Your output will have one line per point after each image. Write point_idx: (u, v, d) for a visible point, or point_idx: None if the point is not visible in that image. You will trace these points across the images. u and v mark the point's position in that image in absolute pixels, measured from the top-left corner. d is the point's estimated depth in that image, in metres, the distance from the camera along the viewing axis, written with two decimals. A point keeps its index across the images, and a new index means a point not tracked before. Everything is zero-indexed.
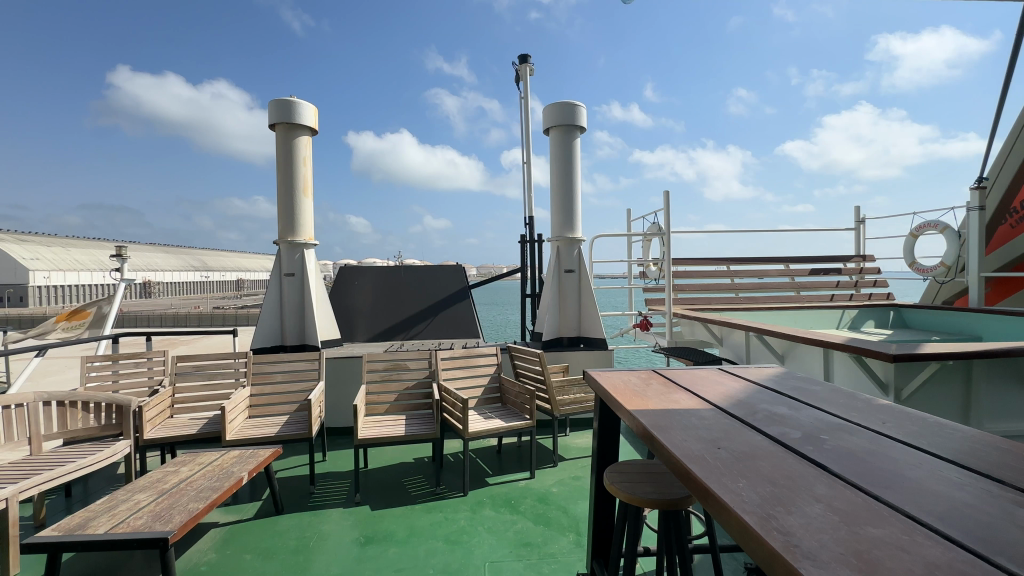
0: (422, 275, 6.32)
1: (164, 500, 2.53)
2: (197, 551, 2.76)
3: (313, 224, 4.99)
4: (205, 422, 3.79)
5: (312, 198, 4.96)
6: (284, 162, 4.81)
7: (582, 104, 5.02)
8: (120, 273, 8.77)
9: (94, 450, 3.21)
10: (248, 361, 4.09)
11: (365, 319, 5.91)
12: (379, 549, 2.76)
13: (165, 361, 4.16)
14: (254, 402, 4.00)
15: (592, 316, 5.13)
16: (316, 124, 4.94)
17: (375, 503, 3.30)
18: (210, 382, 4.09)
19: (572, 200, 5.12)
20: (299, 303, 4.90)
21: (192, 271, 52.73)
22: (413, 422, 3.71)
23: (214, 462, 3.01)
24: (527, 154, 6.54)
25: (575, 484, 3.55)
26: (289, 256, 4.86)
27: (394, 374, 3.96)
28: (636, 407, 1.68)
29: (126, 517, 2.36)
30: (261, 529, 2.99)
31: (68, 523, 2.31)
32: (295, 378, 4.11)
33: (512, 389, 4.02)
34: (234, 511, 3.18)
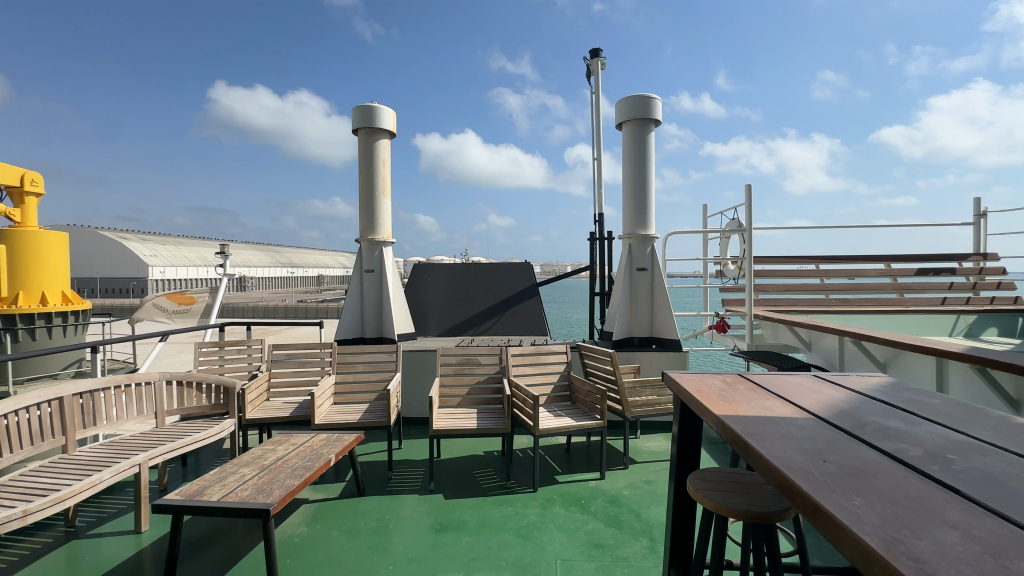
0: (492, 273, 6.45)
1: (265, 475, 2.79)
2: (292, 522, 3.02)
3: (390, 223, 5.24)
4: (297, 406, 4.12)
5: (390, 198, 5.21)
6: (366, 164, 5.09)
7: (657, 96, 4.84)
8: (224, 268, 9.71)
9: (207, 426, 3.61)
10: (334, 351, 4.38)
11: (438, 314, 6.12)
12: (452, 537, 2.85)
13: (263, 348, 4.56)
14: (338, 389, 4.28)
15: (665, 316, 4.94)
16: (395, 127, 5.18)
17: (448, 492, 3.42)
18: (301, 369, 4.44)
19: (645, 196, 4.97)
20: (377, 298, 5.17)
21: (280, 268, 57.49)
22: (484, 416, 3.80)
23: (306, 443, 3.26)
24: (597, 152, 6.43)
25: (647, 489, 3.45)
26: (369, 253, 5.15)
27: (466, 369, 4.07)
28: (724, 412, 1.60)
29: (234, 488, 2.62)
30: (346, 508, 3.20)
31: (189, 488, 2.61)
32: (374, 369, 4.36)
33: (583, 388, 3.99)
34: (322, 489, 3.43)
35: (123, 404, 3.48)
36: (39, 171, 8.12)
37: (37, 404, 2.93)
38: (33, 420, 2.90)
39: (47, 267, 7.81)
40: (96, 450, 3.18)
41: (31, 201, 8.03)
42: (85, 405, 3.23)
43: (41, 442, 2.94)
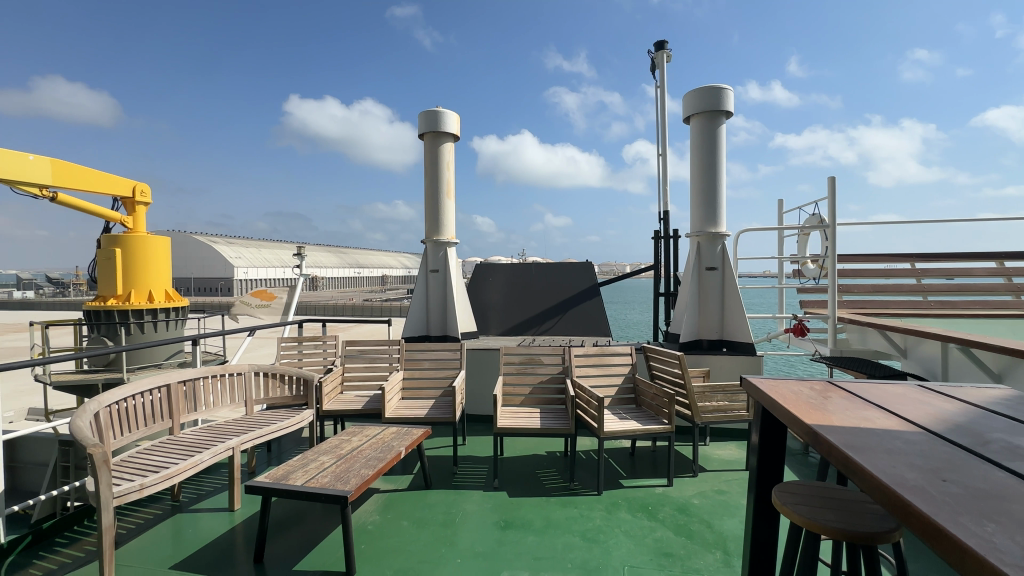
0: (552, 273, 6.39)
1: (343, 463, 2.95)
2: (365, 510, 3.17)
3: (454, 224, 5.37)
4: (368, 400, 4.33)
5: (454, 199, 5.34)
6: (431, 167, 5.25)
7: (729, 86, 4.60)
8: (300, 268, 10.38)
9: (289, 415, 3.88)
10: (402, 348, 4.55)
11: (499, 314, 6.20)
12: (517, 535, 2.87)
13: (336, 344, 4.83)
14: (406, 385, 4.45)
15: (737, 317, 4.69)
16: (459, 130, 5.30)
17: (512, 490, 3.44)
18: (371, 365, 4.65)
19: (715, 192, 4.74)
20: (442, 297, 5.32)
21: (348, 269, 60.73)
22: (547, 416, 3.79)
23: (378, 436, 3.41)
24: (661, 147, 6.22)
25: (719, 499, 3.29)
26: (434, 254, 5.31)
27: (529, 368, 4.09)
28: (815, 421, 1.49)
29: (315, 474, 2.80)
30: (414, 500, 3.31)
31: (276, 472, 2.81)
32: (440, 366, 4.48)
33: (648, 391, 3.87)
34: (392, 480, 3.58)
35: (218, 392, 3.82)
36: (147, 182, 9.10)
37: (150, 390, 3.30)
38: (146, 403, 3.26)
39: (152, 268, 8.76)
40: (197, 433, 3.52)
41: (140, 209, 9.02)
42: (188, 392, 3.59)
43: (153, 423, 3.30)
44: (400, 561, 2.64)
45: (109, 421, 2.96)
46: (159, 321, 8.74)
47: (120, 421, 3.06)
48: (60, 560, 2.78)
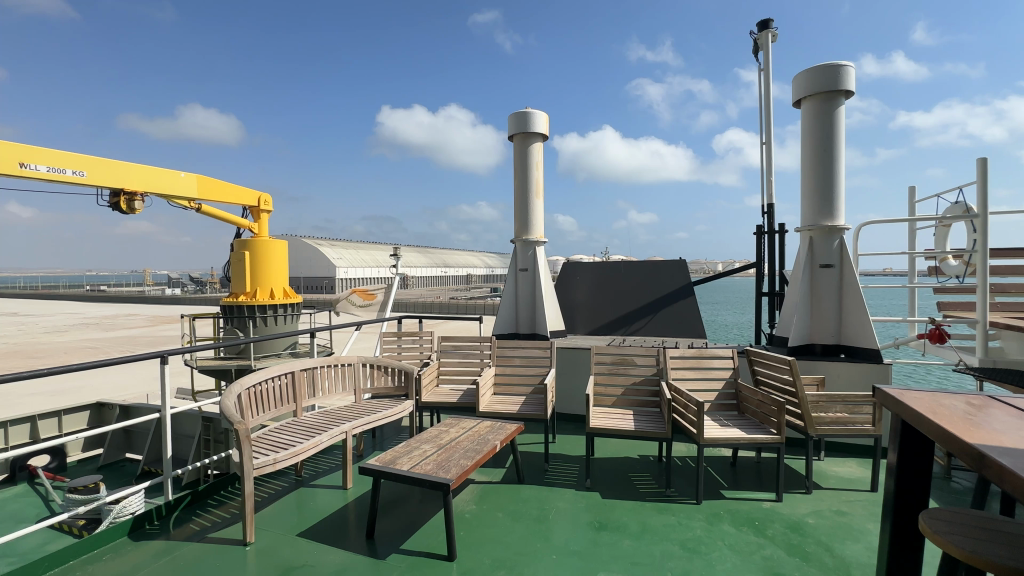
0: (643, 271, 6.11)
1: (443, 452, 3.11)
2: (463, 499, 3.31)
3: (543, 223, 5.41)
4: (462, 394, 4.52)
5: (542, 198, 5.39)
6: (521, 167, 5.34)
7: (850, 62, 4.12)
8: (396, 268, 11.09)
9: (392, 405, 4.16)
10: (493, 345, 4.68)
11: (587, 313, 6.15)
12: (613, 538, 2.83)
13: (432, 339, 5.08)
14: (497, 381, 4.57)
15: (858, 320, 4.20)
16: (548, 130, 5.34)
17: (605, 492, 3.40)
18: (464, 360, 4.84)
19: (831, 181, 4.28)
20: (531, 296, 5.40)
21: (436, 269, 63.73)
22: (641, 418, 3.68)
23: (474, 428, 3.54)
24: (765, 135, 5.75)
25: (838, 520, 2.97)
26: (523, 253, 5.40)
27: (621, 369, 4.00)
28: (977, 440, 1.29)
29: (419, 461, 2.98)
30: (508, 493, 3.40)
31: (385, 457, 3.03)
32: (530, 364, 4.54)
33: (753, 398, 3.60)
34: (486, 472, 3.71)
35: (332, 380, 4.22)
36: (269, 193, 10.29)
37: (277, 376, 3.73)
38: (275, 388, 3.70)
39: (274, 269, 9.87)
40: (315, 416, 3.92)
41: (264, 216, 10.21)
42: (309, 379, 4.01)
43: (281, 405, 3.74)
44: (497, 551, 2.73)
45: (248, 402, 3.41)
46: (274, 316, 9.71)
47: (255, 403, 3.50)
48: (211, 519, 3.25)
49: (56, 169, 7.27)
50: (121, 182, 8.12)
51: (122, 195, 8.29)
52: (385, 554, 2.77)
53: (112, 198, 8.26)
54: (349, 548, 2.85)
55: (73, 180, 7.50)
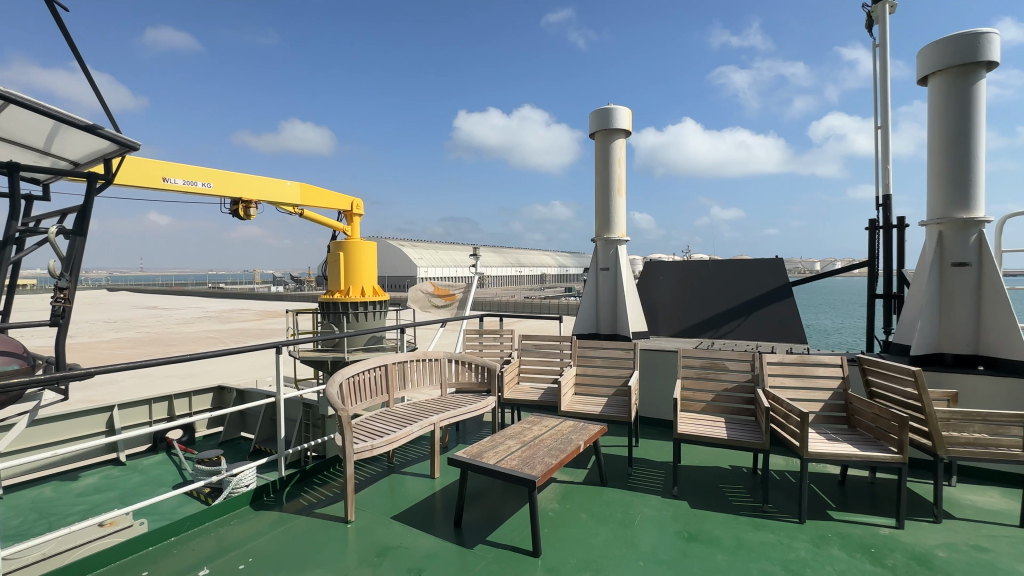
0: (734, 269, 5.74)
1: (528, 449, 3.15)
2: (546, 497, 3.34)
3: (625, 221, 5.29)
4: (543, 392, 4.55)
5: (625, 196, 5.25)
6: (602, 165, 5.25)
7: (995, 28, 3.55)
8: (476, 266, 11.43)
9: (476, 400, 4.29)
10: (574, 345, 4.66)
11: (671, 313, 5.91)
12: (704, 550, 2.69)
13: (512, 337, 5.15)
14: (578, 382, 4.54)
15: (1001, 328, 3.63)
16: (631, 125, 5.20)
17: (694, 502, 3.25)
18: (545, 359, 4.86)
19: (968, 166, 3.73)
20: (612, 295, 5.30)
21: (511, 268, 64.70)
22: (734, 427, 3.46)
23: (557, 427, 3.55)
24: (880, 119, 5.15)
25: (978, 557, 2.59)
26: (605, 252, 5.31)
27: (711, 373, 3.79)
28: None
29: (504, 456, 3.04)
30: (591, 494, 3.37)
31: (472, 449, 3.13)
32: (612, 365, 4.46)
33: (868, 411, 3.25)
34: (568, 472, 3.70)
35: (420, 374, 4.44)
36: (360, 198, 11.05)
37: (372, 368, 4.00)
38: (370, 379, 3.98)
39: (365, 268, 10.61)
40: (406, 407, 4.15)
41: (356, 220, 10.98)
42: (400, 372, 4.26)
43: (376, 395, 4.01)
44: (582, 552, 2.71)
45: (348, 391, 3.70)
46: (364, 311, 10.35)
47: (354, 392, 3.78)
48: (317, 496, 3.57)
49: (189, 182, 8.39)
50: (239, 192, 9.20)
51: (240, 203, 9.40)
52: (472, 544, 2.87)
53: (232, 206, 9.42)
54: (438, 535, 2.99)
55: (202, 190, 8.61)
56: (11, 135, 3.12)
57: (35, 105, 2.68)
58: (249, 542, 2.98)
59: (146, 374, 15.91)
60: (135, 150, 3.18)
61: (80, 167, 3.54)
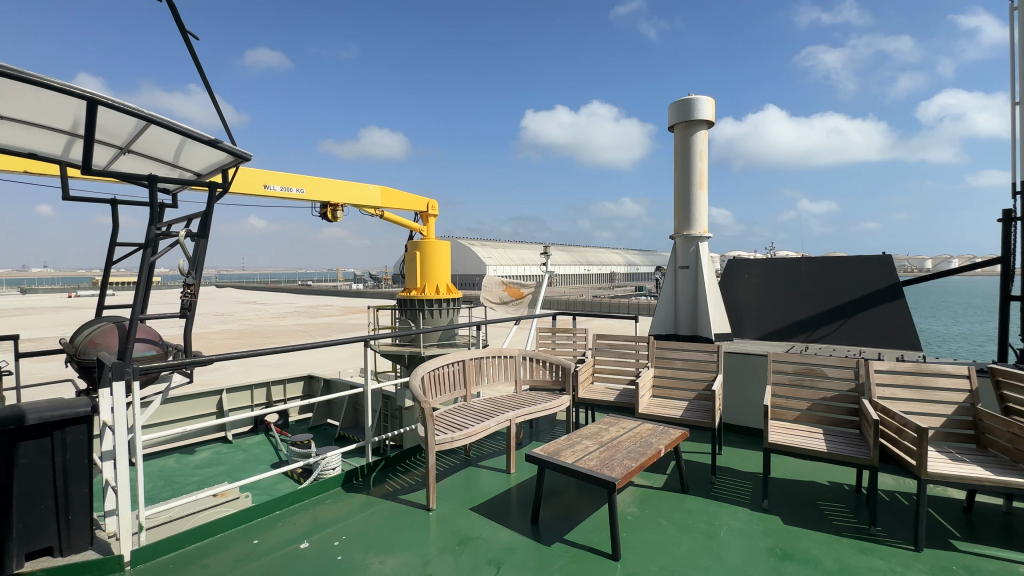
0: (832, 268, 5.24)
1: (606, 451, 3.09)
2: (624, 500, 3.26)
3: (707, 217, 5.02)
4: (618, 394, 4.45)
5: (707, 190, 4.99)
6: (682, 159, 5.03)
7: None
8: (546, 265, 11.41)
9: (550, 398, 4.28)
10: (652, 346, 4.51)
11: (758, 315, 5.53)
12: (801, 571, 2.49)
13: (585, 337, 5.11)
14: (656, 384, 4.40)
15: None
16: (714, 116, 4.92)
17: (787, 517, 3.02)
18: (620, 360, 4.76)
19: None
20: (693, 295, 5.06)
21: (580, 267, 63.99)
22: (835, 440, 3.17)
23: (635, 430, 3.45)
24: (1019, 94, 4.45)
25: None
26: (684, 249, 5.09)
27: (807, 380, 3.50)
28: None
29: (581, 456, 3.01)
30: (672, 501, 3.24)
31: (549, 447, 3.13)
32: (692, 367, 4.26)
33: (1004, 430, 2.83)
34: (647, 477, 3.59)
35: (496, 370, 4.53)
36: (435, 199, 11.47)
37: (450, 363, 4.15)
38: (449, 373, 4.12)
39: (439, 266, 11.00)
40: (482, 402, 4.25)
41: (431, 220, 11.40)
42: (476, 367, 4.37)
43: (455, 389, 4.15)
44: (663, 561, 2.62)
45: (428, 384, 3.87)
46: (438, 308, 10.68)
47: (434, 385, 3.94)
48: (401, 483, 3.76)
49: (286, 188, 9.20)
50: (327, 196, 9.93)
51: (328, 207, 10.14)
52: (549, 541, 2.88)
53: (321, 210, 10.18)
54: (516, 529, 3.03)
55: (297, 196, 9.41)
56: (150, 152, 3.60)
57: (170, 124, 3.08)
58: (341, 521, 3.20)
59: (249, 363, 17.71)
60: (246, 160, 3.54)
61: (203, 178, 4.01)
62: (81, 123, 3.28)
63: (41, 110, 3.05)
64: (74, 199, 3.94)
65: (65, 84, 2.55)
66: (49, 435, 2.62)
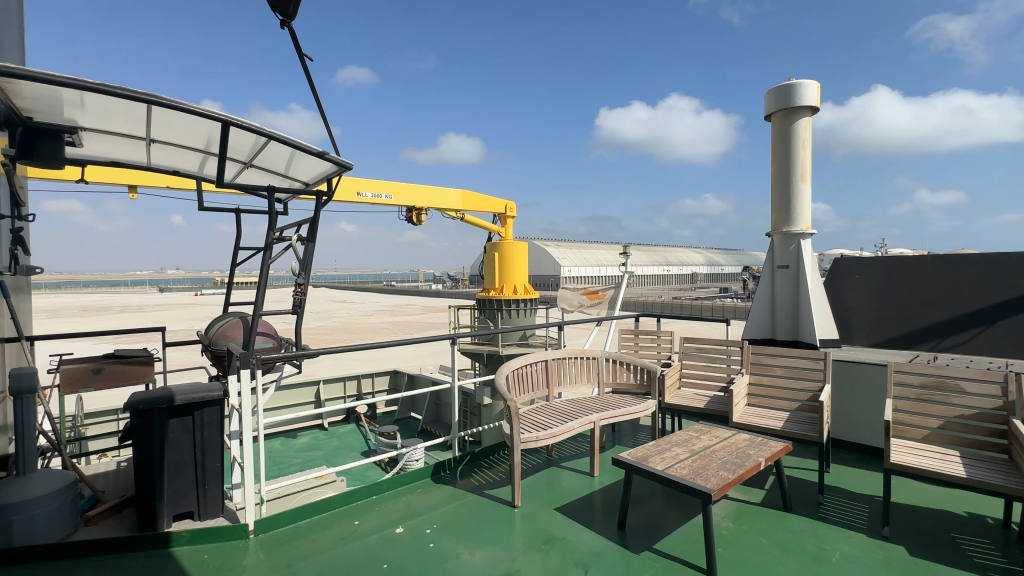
0: (967, 269, 4.56)
1: (698, 460, 2.94)
2: (717, 514, 3.08)
3: (810, 212, 4.60)
4: (709, 400, 4.22)
5: (810, 183, 4.57)
6: (781, 150, 4.65)
7: None
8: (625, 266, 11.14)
9: (635, 402, 4.16)
10: (747, 351, 4.22)
11: (871, 319, 4.96)
12: None
13: (671, 340, 4.89)
14: (752, 393, 4.11)
15: None
16: (819, 101, 4.49)
17: (915, 549, 2.67)
18: (711, 365, 4.50)
19: None
20: (793, 297, 4.66)
21: (658, 267, 61.61)
22: (977, 465, 2.75)
23: (730, 439, 3.25)
24: None
25: None
26: (783, 248, 4.70)
27: (938, 395, 3.07)
28: None
29: (672, 463, 2.89)
30: (774, 519, 3.00)
31: (637, 452, 3.05)
32: (794, 376, 3.90)
33: None
34: (743, 490, 3.37)
35: (578, 371, 4.49)
36: (513, 201, 11.64)
37: (533, 362, 4.18)
38: (532, 373, 4.16)
39: (517, 267, 11.18)
40: (565, 403, 4.23)
41: (509, 222, 11.59)
42: (558, 368, 4.36)
43: (537, 389, 4.18)
44: None
45: (512, 382, 3.93)
46: (517, 309, 10.84)
47: (518, 384, 3.99)
48: (486, 478, 3.86)
49: (376, 195, 9.88)
50: (412, 201, 10.48)
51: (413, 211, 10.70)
52: (637, 549, 2.80)
53: (408, 214, 10.76)
54: (602, 533, 2.99)
55: (386, 202, 10.04)
56: (268, 165, 4.03)
57: (284, 138, 3.42)
58: (431, 510, 3.35)
59: (341, 357, 19.20)
60: (348, 169, 3.83)
61: (310, 186, 4.41)
62: (213, 141, 3.74)
63: (183, 131, 3.53)
64: (207, 210, 4.52)
65: (203, 107, 2.93)
66: (191, 415, 3.02)
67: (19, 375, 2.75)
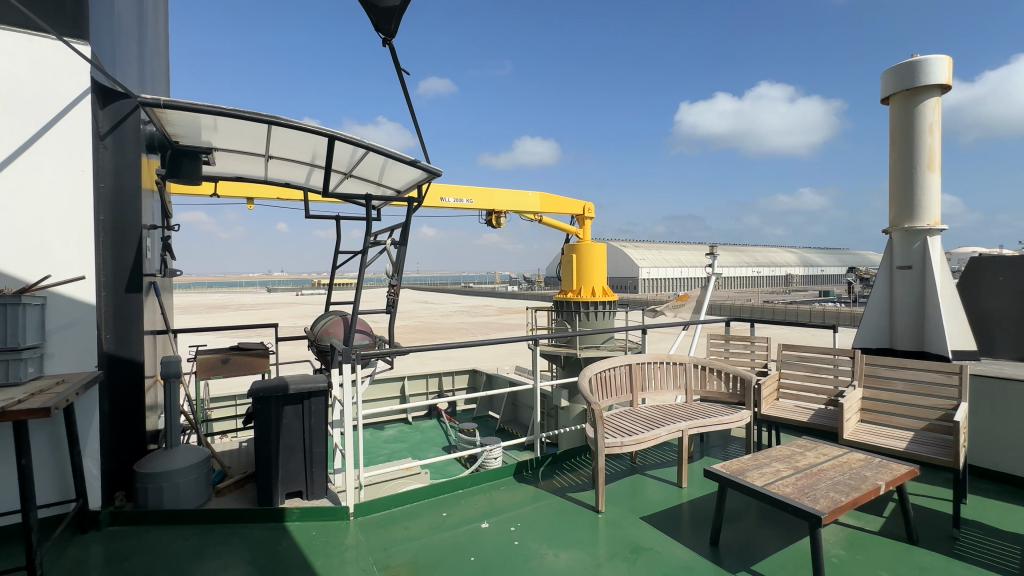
0: None
1: (804, 478, 2.70)
2: (826, 539, 2.80)
3: (939, 205, 4.04)
4: (813, 414, 3.85)
5: (939, 171, 4.02)
6: (902, 136, 4.14)
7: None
8: (713, 267, 10.53)
9: (727, 411, 3.92)
10: (859, 362, 3.80)
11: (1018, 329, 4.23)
12: None
13: (767, 347, 4.54)
14: (867, 408, 3.69)
15: None
16: (951, 78, 3.93)
17: None
18: (815, 376, 4.11)
19: None
20: (917, 301, 4.13)
21: (748, 268, 57.48)
22: None
23: (841, 458, 2.94)
24: None
25: None
26: (904, 247, 4.18)
27: None
28: None
29: (773, 480, 2.68)
30: (895, 551, 2.67)
31: (732, 465, 2.87)
32: (919, 392, 3.43)
33: None
34: (856, 516, 3.04)
35: (663, 377, 4.32)
36: (592, 201, 11.51)
37: (617, 366, 4.10)
38: (615, 377, 4.07)
39: (596, 269, 11.02)
40: (650, 409, 4.09)
41: (588, 222, 11.47)
42: (643, 372, 4.23)
43: (621, 393, 4.08)
44: None
45: (595, 385, 3.88)
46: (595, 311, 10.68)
47: (601, 388, 3.93)
48: (568, 480, 3.84)
49: (458, 200, 10.24)
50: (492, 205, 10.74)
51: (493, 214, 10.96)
52: (732, 568, 2.63)
53: (487, 217, 11.04)
54: (692, 548, 2.85)
55: (467, 206, 10.38)
56: (365, 174, 4.34)
57: (380, 149, 3.67)
58: (515, 509, 3.40)
59: (425, 355, 20.13)
60: (436, 175, 4.02)
61: (402, 193, 4.68)
62: (319, 155, 4.10)
63: (294, 146, 3.91)
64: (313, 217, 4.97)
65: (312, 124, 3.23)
66: (301, 403, 3.33)
67: (168, 362, 3.19)
